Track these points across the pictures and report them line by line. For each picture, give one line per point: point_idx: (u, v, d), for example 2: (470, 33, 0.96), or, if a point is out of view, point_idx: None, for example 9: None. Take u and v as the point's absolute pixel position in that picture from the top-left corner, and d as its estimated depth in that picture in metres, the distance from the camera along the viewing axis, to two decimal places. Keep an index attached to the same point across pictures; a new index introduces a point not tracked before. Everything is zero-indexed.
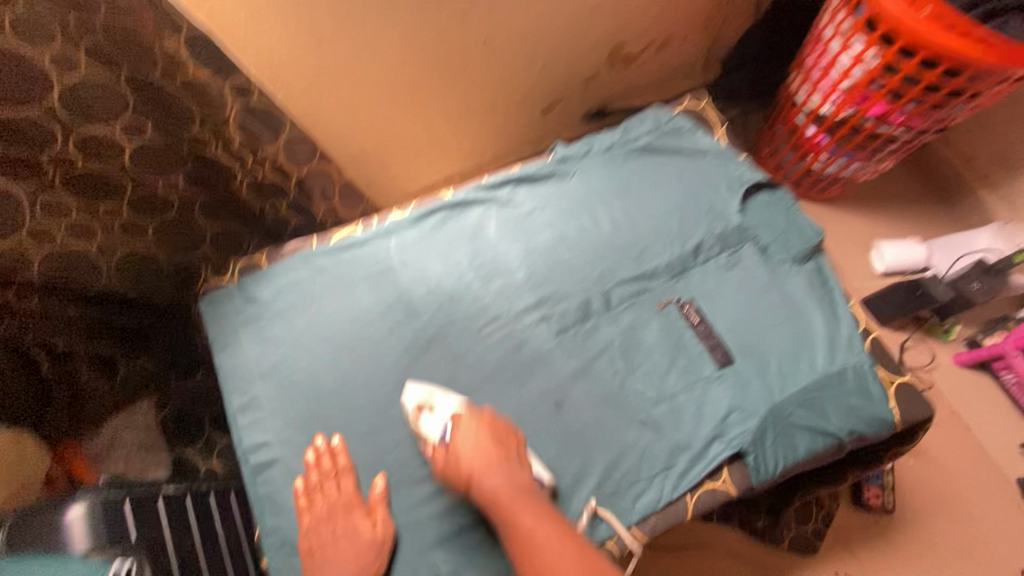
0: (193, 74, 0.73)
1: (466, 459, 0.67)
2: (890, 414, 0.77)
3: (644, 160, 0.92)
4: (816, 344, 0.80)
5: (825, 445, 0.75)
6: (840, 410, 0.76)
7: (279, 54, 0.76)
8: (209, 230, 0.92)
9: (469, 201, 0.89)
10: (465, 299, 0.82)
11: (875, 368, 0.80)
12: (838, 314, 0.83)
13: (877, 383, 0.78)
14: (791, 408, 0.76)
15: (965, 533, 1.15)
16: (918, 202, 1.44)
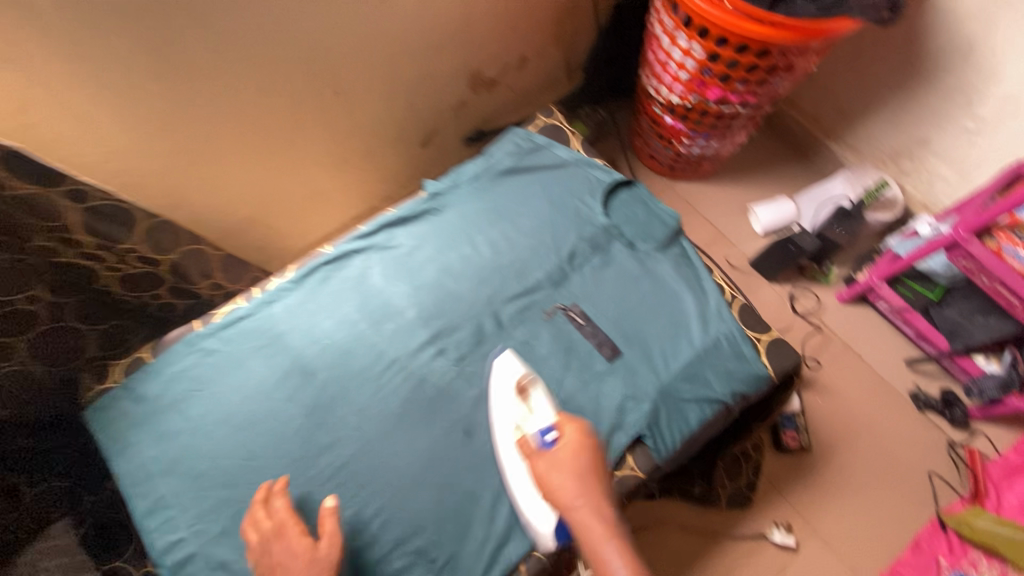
0: (18, 188, 0.69)
1: (560, 461, 0.68)
2: (763, 369, 0.85)
3: (510, 181, 0.98)
4: (690, 321, 0.88)
5: (713, 411, 0.83)
6: (720, 375, 0.84)
7: (107, 149, 0.80)
8: (87, 332, 0.90)
9: (349, 252, 0.91)
10: (361, 349, 0.84)
11: (744, 331, 0.89)
12: (704, 289, 0.91)
13: (747, 345, 0.86)
14: (677, 385, 0.83)
15: (873, 452, 1.28)
16: (781, 161, 1.58)
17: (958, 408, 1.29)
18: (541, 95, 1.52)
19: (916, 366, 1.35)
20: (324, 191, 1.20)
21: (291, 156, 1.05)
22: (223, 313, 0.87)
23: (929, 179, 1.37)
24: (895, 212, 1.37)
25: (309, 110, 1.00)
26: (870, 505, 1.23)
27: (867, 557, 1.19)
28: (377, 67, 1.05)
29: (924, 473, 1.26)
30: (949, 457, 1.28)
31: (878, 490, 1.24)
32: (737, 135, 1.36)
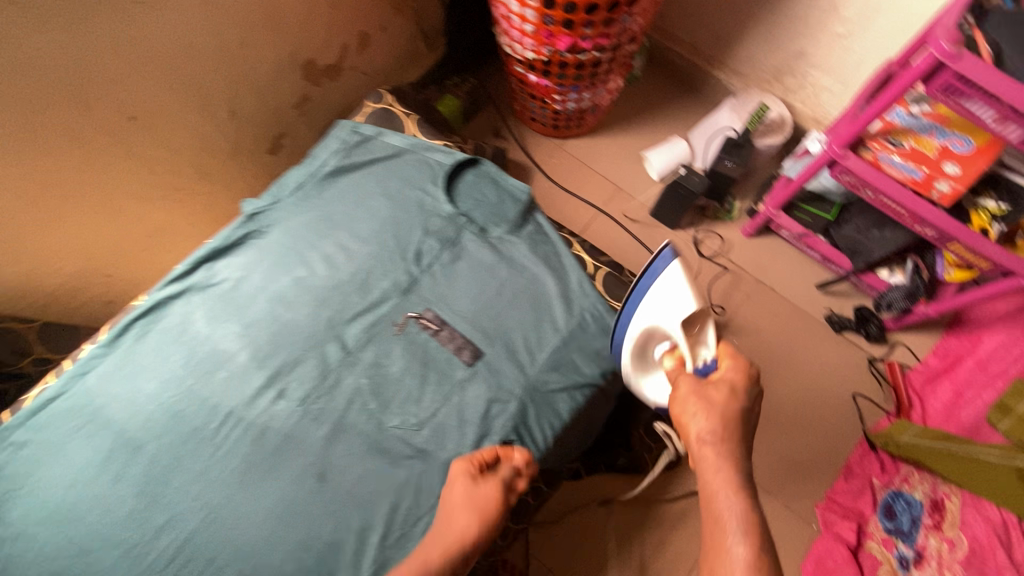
0: None
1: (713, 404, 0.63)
2: None
3: (340, 184, 0.88)
4: (552, 303, 0.82)
5: (585, 396, 0.78)
6: (588, 357, 0.79)
7: None
8: None
9: (165, 299, 0.80)
10: (191, 408, 0.74)
11: (609, 304, 0.84)
12: (564, 265, 0.85)
13: (614, 318, 0.81)
14: (543, 377, 0.77)
15: (796, 383, 1.25)
16: (669, 98, 1.50)
17: (873, 324, 1.26)
18: (402, 73, 1.41)
19: (829, 289, 1.31)
20: (166, 226, 1.09)
21: (107, 196, 0.94)
22: (31, 397, 0.76)
23: (815, 92, 1.31)
24: (783, 134, 1.32)
25: (105, 141, 0.89)
26: (799, 437, 1.22)
27: (800, 490, 1.18)
28: (177, 77, 0.93)
29: (848, 395, 1.25)
30: (871, 374, 1.26)
31: (806, 420, 1.23)
32: (610, 82, 1.27)
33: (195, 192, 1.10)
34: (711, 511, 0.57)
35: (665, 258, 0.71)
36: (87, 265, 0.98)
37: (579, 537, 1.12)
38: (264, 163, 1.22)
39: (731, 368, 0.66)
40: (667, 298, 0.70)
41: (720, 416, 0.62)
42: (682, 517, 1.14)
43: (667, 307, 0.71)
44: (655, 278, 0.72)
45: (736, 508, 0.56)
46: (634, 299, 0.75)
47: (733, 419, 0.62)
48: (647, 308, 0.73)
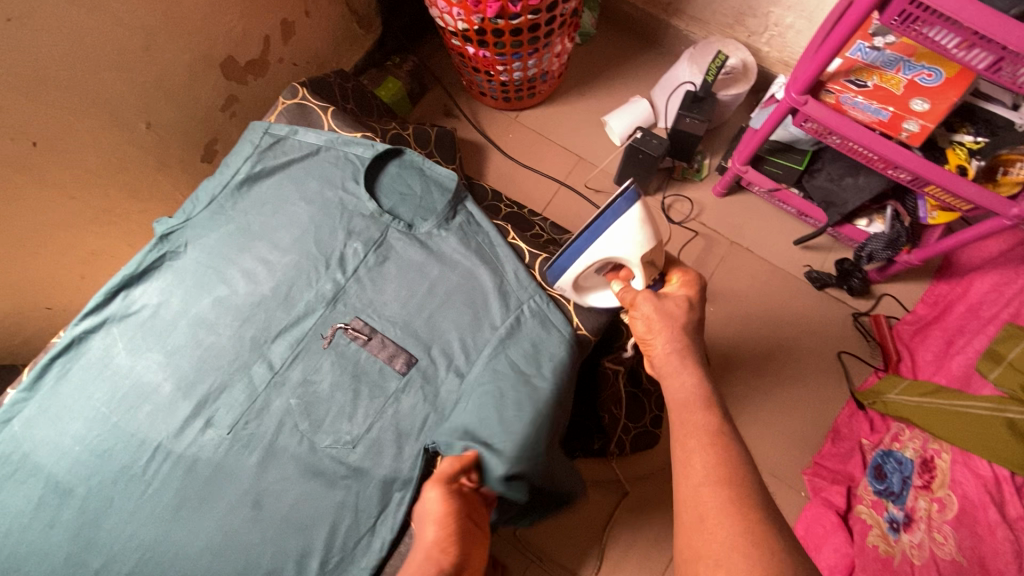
0: None
1: (671, 312, 0.70)
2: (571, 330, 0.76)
3: (255, 192, 0.82)
4: (489, 300, 0.77)
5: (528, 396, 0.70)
6: (526, 354, 0.74)
7: None
8: None
9: (83, 334, 0.77)
10: (118, 446, 0.72)
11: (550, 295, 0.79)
12: (499, 257, 0.79)
13: (552, 310, 0.77)
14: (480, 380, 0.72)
15: (778, 347, 1.19)
16: (627, 55, 1.41)
17: (856, 278, 1.17)
18: (338, 59, 1.32)
19: (808, 244, 1.24)
20: (101, 250, 1.05)
21: (27, 230, 0.89)
22: None
23: (780, 32, 1.21)
24: (747, 81, 1.21)
25: (17, 177, 0.84)
26: (784, 402, 1.16)
27: (787, 457, 1.13)
28: (79, 94, 0.87)
29: (834, 354, 1.19)
30: (857, 329, 1.20)
31: (790, 384, 1.18)
32: (557, 46, 1.18)
33: (127, 211, 1.06)
34: (683, 406, 0.63)
35: (627, 204, 0.67)
36: (19, 301, 0.95)
37: (559, 525, 1.10)
38: (199, 172, 1.17)
39: (686, 280, 0.74)
40: (624, 239, 0.69)
41: (680, 323, 0.69)
42: (664, 494, 1.10)
43: (621, 244, 0.69)
44: (615, 216, 0.68)
45: (691, 384, 0.65)
46: (590, 234, 0.71)
47: (689, 326, 0.70)
48: (603, 242, 0.70)
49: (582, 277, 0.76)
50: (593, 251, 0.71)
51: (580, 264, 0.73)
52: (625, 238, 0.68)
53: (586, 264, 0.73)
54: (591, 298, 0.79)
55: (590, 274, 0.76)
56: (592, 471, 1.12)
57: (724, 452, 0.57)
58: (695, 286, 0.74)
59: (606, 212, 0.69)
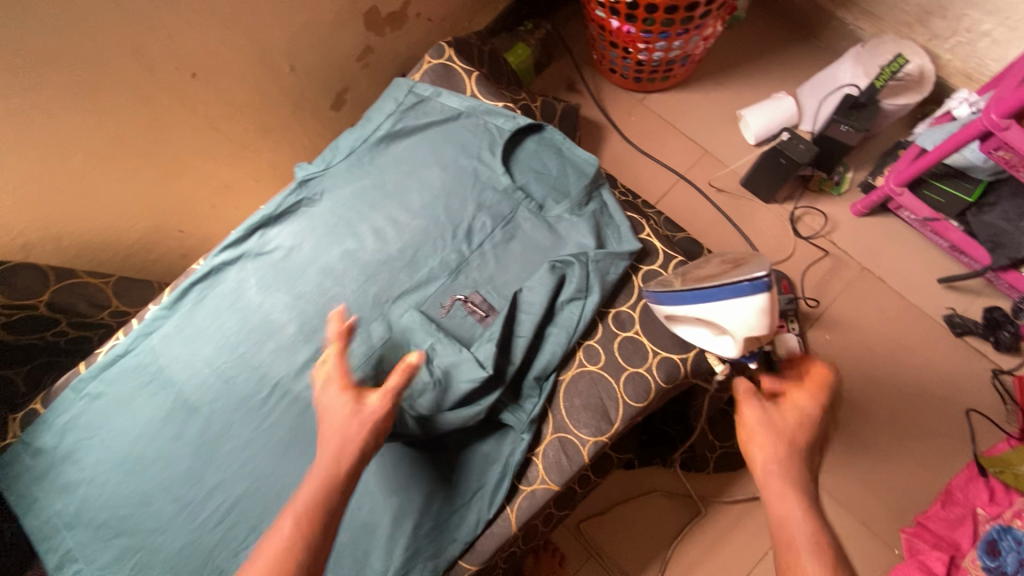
0: None
1: (780, 426, 0.62)
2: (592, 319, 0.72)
3: (391, 149, 0.82)
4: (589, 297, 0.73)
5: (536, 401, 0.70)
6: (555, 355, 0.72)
7: None
8: None
9: (220, 264, 0.80)
10: (241, 376, 0.76)
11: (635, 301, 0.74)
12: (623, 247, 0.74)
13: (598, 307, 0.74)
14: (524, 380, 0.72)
15: (896, 390, 1.09)
16: (779, 46, 1.28)
17: (1006, 331, 1.05)
18: (470, 19, 1.28)
19: (953, 284, 1.11)
20: (232, 182, 1.10)
21: (173, 154, 0.95)
22: (104, 351, 0.81)
23: (971, 38, 1.06)
24: (919, 92, 1.07)
25: (170, 102, 0.89)
26: (892, 452, 1.06)
27: (883, 510, 1.04)
28: (240, 29, 0.90)
29: (959, 410, 1.07)
30: (994, 389, 1.06)
31: (903, 436, 1.07)
32: (708, 28, 1.08)
33: (259, 148, 1.10)
34: (779, 524, 0.55)
35: (748, 291, 0.49)
36: (160, 220, 1.02)
37: (625, 527, 1.07)
38: (327, 120, 1.18)
39: (816, 383, 0.66)
40: (735, 323, 0.51)
41: (796, 436, 0.61)
42: (741, 519, 1.05)
43: (726, 320, 0.53)
44: (733, 297, 0.50)
45: (804, 521, 0.54)
46: (696, 296, 0.54)
47: (804, 440, 0.62)
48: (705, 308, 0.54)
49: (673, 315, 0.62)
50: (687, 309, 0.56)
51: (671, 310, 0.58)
52: (740, 322, 0.51)
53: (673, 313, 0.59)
54: (681, 330, 0.66)
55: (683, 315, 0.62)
56: (667, 480, 1.08)
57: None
58: (823, 391, 0.65)
59: (725, 285, 0.51)
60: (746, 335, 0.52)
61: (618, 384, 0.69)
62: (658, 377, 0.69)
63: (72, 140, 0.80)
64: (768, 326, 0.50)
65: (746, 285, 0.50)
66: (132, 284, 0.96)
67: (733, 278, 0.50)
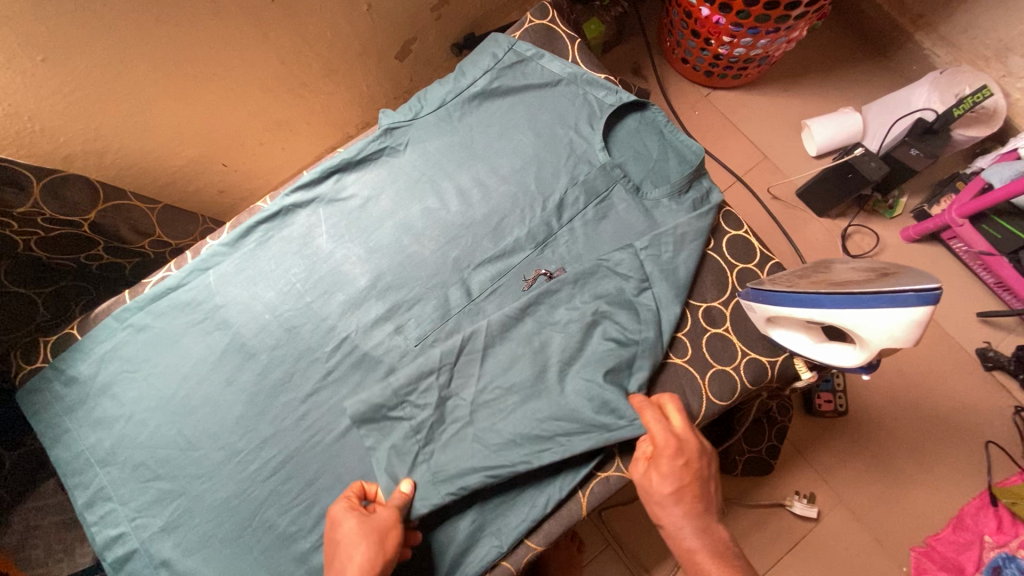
0: None
1: (679, 452, 0.57)
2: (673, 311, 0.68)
3: (484, 108, 0.78)
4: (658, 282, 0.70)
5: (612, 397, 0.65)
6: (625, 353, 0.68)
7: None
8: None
9: (288, 205, 0.75)
10: (306, 326, 0.72)
11: (718, 293, 0.71)
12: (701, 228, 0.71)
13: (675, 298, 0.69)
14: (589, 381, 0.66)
15: (924, 416, 1.11)
16: (850, 62, 1.27)
17: None
18: None
19: (989, 318, 1.13)
20: (282, 121, 1.02)
21: (232, 82, 0.88)
22: (152, 283, 0.76)
23: None
24: (990, 126, 1.08)
25: (243, 24, 0.81)
26: (913, 475, 1.09)
27: (898, 529, 1.06)
28: None
29: (979, 441, 1.09)
30: (1014, 424, 1.09)
31: (924, 460, 1.09)
32: (797, 31, 1.05)
33: (317, 89, 1.03)
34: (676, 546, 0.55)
35: (908, 301, 0.49)
36: (207, 151, 0.95)
37: (645, 520, 1.07)
38: (389, 70, 1.12)
39: (667, 441, 0.57)
40: (879, 334, 0.51)
41: (692, 483, 0.56)
42: (761, 523, 1.07)
43: (864, 328, 0.53)
44: (889, 306, 0.50)
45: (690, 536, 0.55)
46: (836, 300, 0.53)
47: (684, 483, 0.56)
48: (844, 315, 0.53)
49: (781, 317, 0.61)
50: (816, 314, 0.55)
51: (795, 310, 0.56)
52: (886, 332, 0.50)
53: (791, 316, 0.58)
54: (774, 333, 0.64)
55: (792, 319, 0.60)
56: None
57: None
58: (682, 439, 0.58)
59: (877, 294, 0.50)
60: (884, 346, 0.52)
61: (703, 380, 0.68)
62: (745, 377, 0.68)
63: (136, 48, 0.73)
64: (913, 341, 0.50)
65: (905, 296, 0.49)
66: (178, 214, 0.91)
67: (889, 288, 0.50)
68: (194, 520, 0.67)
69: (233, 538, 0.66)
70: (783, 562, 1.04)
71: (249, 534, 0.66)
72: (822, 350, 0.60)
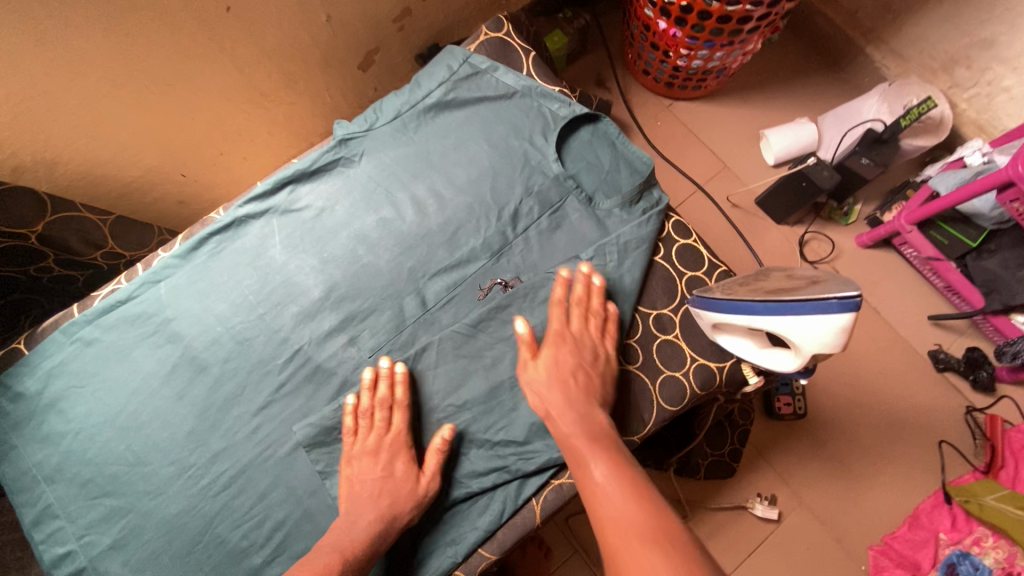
0: None
1: (564, 345, 0.66)
2: (623, 323, 0.70)
3: (439, 120, 0.79)
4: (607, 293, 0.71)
5: None
6: None
7: None
8: None
9: (242, 217, 0.75)
10: (258, 338, 0.71)
11: (668, 301, 0.72)
12: (649, 239, 0.73)
13: (626, 309, 0.70)
14: None
15: (880, 417, 1.14)
16: (806, 73, 1.32)
17: (985, 370, 1.11)
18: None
19: (940, 321, 1.17)
20: (243, 131, 1.02)
21: (190, 92, 0.87)
22: (102, 296, 0.74)
23: (989, 92, 1.10)
24: (936, 136, 1.12)
25: (197, 36, 0.81)
26: (870, 475, 1.11)
27: (857, 528, 1.08)
28: None
29: (933, 441, 1.12)
30: (966, 424, 1.13)
31: (881, 460, 1.12)
32: (751, 44, 1.08)
33: (279, 99, 1.03)
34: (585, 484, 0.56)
35: (835, 309, 0.50)
36: (164, 161, 0.93)
37: None
38: (353, 80, 1.13)
39: (558, 330, 0.67)
40: (811, 340, 0.52)
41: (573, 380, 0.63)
42: (724, 526, 1.08)
43: (797, 334, 0.54)
44: (817, 313, 0.51)
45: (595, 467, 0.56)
46: (769, 308, 0.54)
47: (569, 378, 0.64)
48: (779, 322, 0.54)
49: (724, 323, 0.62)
50: (754, 321, 0.56)
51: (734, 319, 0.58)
52: (815, 338, 0.52)
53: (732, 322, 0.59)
54: (722, 339, 0.66)
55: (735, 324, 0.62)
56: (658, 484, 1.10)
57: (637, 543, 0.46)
58: (574, 335, 0.66)
59: (807, 301, 0.52)
60: (815, 352, 0.53)
61: (653, 386, 0.69)
62: (694, 382, 0.69)
63: (86, 58, 0.72)
64: (843, 346, 0.52)
65: (832, 303, 0.51)
66: (134, 226, 0.90)
67: (818, 296, 0.51)
68: (143, 537, 0.66)
69: (183, 554, 0.65)
70: (746, 564, 1.06)
71: (199, 550, 0.65)
72: (765, 355, 0.61)
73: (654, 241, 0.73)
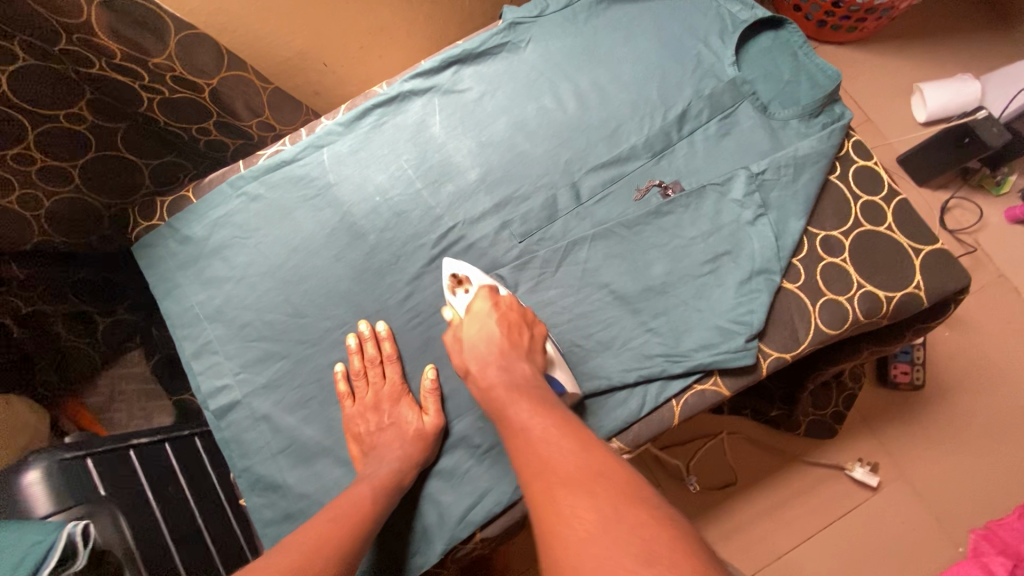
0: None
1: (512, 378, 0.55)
2: (791, 241, 0.67)
3: (611, 12, 0.76)
4: (777, 207, 0.68)
5: (729, 323, 0.65)
6: (735, 284, 0.66)
7: None
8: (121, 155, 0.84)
9: (407, 91, 0.75)
10: (415, 213, 0.72)
11: (837, 224, 0.68)
12: (828, 155, 0.69)
13: (795, 224, 0.67)
14: (691, 307, 0.66)
15: (1003, 402, 1.07)
16: (975, 29, 1.20)
17: None
18: None
19: None
20: None
21: None
22: (266, 155, 0.76)
23: None
24: None
25: None
26: (984, 459, 1.05)
27: (962, 511, 1.02)
28: None
29: None
30: None
31: (998, 446, 1.05)
32: None
33: None
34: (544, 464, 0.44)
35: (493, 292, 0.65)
36: None
37: (700, 465, 1.06)
38: None
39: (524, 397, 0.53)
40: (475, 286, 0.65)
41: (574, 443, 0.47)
42: (817, 484, 1.05)
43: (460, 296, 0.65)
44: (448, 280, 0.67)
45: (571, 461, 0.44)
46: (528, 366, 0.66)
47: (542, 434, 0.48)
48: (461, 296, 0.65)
49: None
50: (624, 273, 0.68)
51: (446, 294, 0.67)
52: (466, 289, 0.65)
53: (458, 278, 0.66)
54: None
55: None
56: (751, 428, 1.08)
57: (630, 483, 0.41)
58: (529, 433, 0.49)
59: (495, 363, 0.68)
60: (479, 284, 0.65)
61: (813, 306, 0.66)
62: (858, 309, 0.65)
63: None
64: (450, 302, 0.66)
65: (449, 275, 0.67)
66: (285, 99, 0.90)
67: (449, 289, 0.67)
68: (295, 382, 0.69)
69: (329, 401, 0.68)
70: (834, 526, 1.03)
71: None
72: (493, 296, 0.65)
73: (833, 156, 0.69)
